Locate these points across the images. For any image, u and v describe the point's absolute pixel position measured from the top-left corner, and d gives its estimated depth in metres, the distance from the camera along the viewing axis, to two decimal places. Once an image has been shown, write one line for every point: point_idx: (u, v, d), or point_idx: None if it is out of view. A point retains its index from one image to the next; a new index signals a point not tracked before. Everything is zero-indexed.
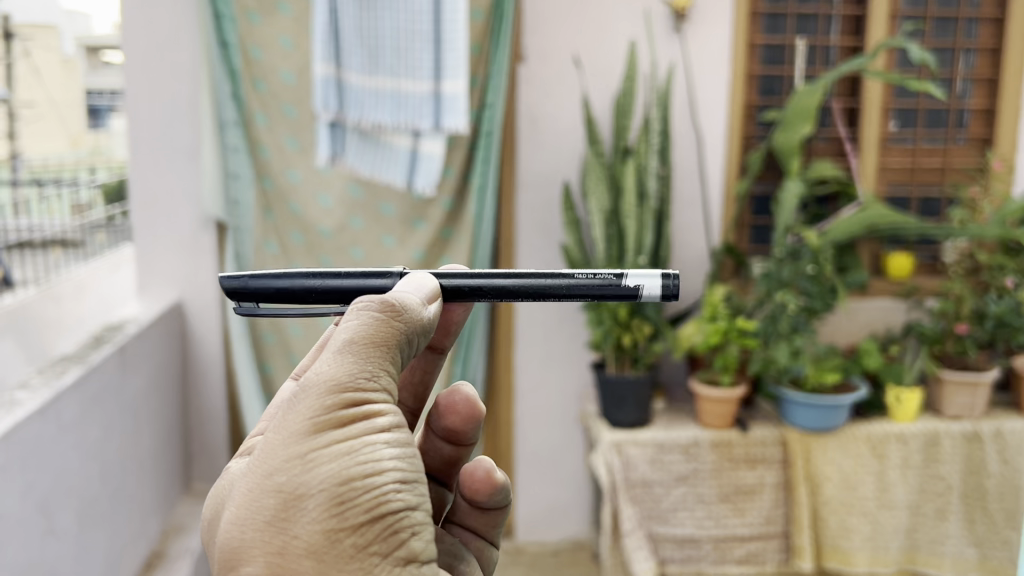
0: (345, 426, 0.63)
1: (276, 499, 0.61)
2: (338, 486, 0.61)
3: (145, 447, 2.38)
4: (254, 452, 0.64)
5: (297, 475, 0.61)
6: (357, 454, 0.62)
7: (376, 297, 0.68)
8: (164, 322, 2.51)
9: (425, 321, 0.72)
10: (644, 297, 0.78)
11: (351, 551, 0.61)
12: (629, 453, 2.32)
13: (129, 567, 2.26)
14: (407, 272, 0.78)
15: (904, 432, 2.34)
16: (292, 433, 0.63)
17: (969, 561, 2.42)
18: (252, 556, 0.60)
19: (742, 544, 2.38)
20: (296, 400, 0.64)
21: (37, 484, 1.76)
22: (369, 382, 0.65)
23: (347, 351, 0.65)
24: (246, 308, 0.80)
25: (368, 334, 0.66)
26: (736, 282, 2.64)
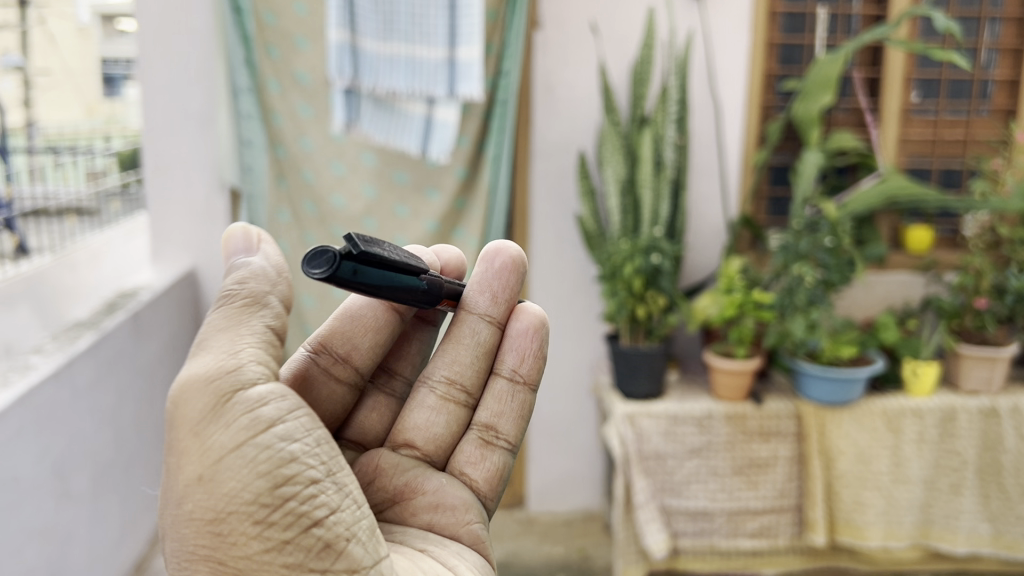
0: (238, 414, 0.70)
1: (199, 494, 0.70)
2: (262, 503, 0.69)
3: (159, 413, 2.38)
4: (167, 450, 0.72)
5: (212, 470, 0.69)
6: (284, 469, 0.70)
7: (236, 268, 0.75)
8: (178, 291, 2.51)
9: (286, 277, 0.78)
10: None
11: (280, 560, 0.70)
12: (642, 425, 2.32)
13: (144, 532, 2.28)
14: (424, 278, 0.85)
15: (920, 406, 2.31)
16: (222, 446, 0.70)
17: (983, 537, 2.41)
18: (192, 562, 0.71)
19: (755, 517, 2.37)
20: (184, 396, 0.71)
21: (51, 449, 1.77)
22: (252, 369, 0.72)
23: (220, 343, 0.72)
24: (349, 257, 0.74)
25: (232, 326, 0.73)
26: (752, 254, 2.62)
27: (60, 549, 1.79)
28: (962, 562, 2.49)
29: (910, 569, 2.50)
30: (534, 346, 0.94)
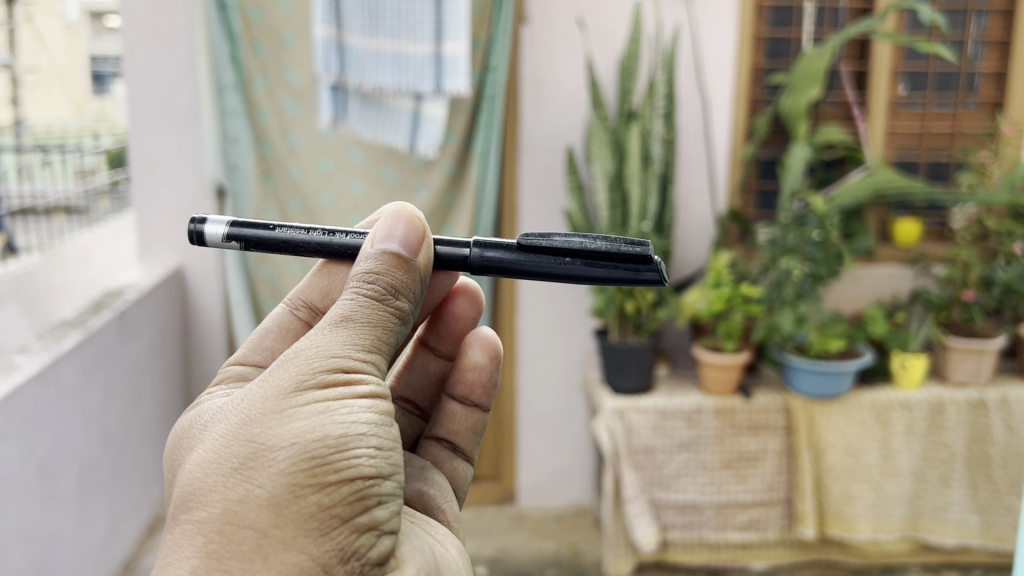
0: (324, 389, 0.69)
1: (246, 448, 0.66)
2: (309, 442, 0.66)
3: (147, 412, 2.37)
4: (234, 404, 0.70)
5: (271, 427, 0.67)
6: (334, 413, 0.68)
7: (379, 250, 0.75)
8: (165, 286, 2.50)
9: (418, 269, 0.77)
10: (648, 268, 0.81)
11: (314, 507, 0.65)
12: (631, 419, 2.31)
13: (131, 530, 2.27)
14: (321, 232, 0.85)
15: (909, 399, 2.32)
16: (277, 389, 0.69)
17: (972, 528, 2.41)
18: (211, 500, 0.65)
19: (745, 510, 2.37)
20: (284, 363, 0.70)
21: (37, 449, 1.76)
22: (358, 351, 0.72)
23: (344, 326, 0.72)
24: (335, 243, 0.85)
25: (366, 312, 0.73)
26: (741, 249, 2.62)
27: (45, 549, 1.78)
28: (952, 554, 2.50)
29: (900, 562, 2.50)
30: (483, 375, 1.00)
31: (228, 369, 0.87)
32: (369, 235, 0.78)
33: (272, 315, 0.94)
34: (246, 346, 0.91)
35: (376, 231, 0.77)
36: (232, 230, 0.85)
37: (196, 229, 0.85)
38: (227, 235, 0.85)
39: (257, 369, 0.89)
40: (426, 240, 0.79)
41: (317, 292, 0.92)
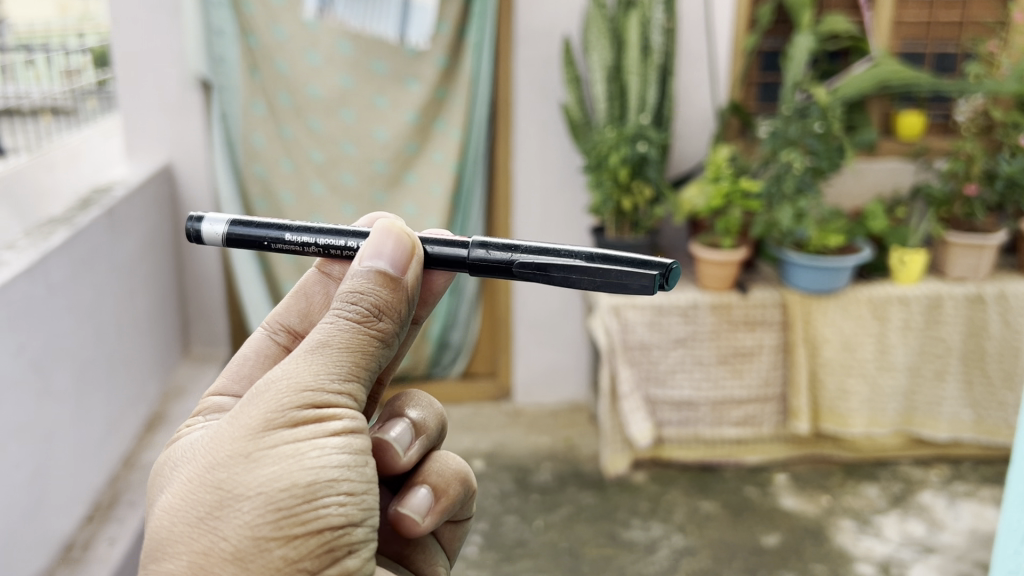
0: (295, 427, 0.61)
1: (212, 495, 0.60)
2: (276, 491, 0.59)
3: (141, 309, 2.36)
4: (204, 440, 0.63)
5: (238, 474, 0.60)
6: (304, 457, 0.60)
7: (367, 270, 0.66)
8: (154, 184, 2.46)
9: (407, 287, 0.68)
10: (656, 269, 0.69)
11: (279, 562, 0.59)
12: (627, 316, 2.30)
13: (128, 426, 2.28)
14: (309, 235, 0.75)
15: (907, 294, 2.30)
16: (244, 427, 0.61)
17: (965, 423, 2.44)
18: (177, 552, 0.59)
19: (739, 406, 2.39)
20: (255, 396, 0.63)
21: (29, 345, 1.75)
22: (334, 381, 0.63)
23: (321, 355, 0.64)
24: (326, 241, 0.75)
25: (346, 337, 0.64)
26: (741, 143, 2.56)
27: (44, 444, 1.79)
28: (943, 448, 2.52)
29: (892, 456, 2.52)
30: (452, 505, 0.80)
31: (206, 400, 0.76)
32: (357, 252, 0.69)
33: (250, 342, 0.82)
34: (223, 376, 0.80)
35: (365, 245, 0.68)
36: (229, 234, 0.76)
37: (193, 227, 0.77)
38: (225, 239, 0.76)
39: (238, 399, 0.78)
40: (417, 255, 0.70)
41: (296, 314, 0.83)
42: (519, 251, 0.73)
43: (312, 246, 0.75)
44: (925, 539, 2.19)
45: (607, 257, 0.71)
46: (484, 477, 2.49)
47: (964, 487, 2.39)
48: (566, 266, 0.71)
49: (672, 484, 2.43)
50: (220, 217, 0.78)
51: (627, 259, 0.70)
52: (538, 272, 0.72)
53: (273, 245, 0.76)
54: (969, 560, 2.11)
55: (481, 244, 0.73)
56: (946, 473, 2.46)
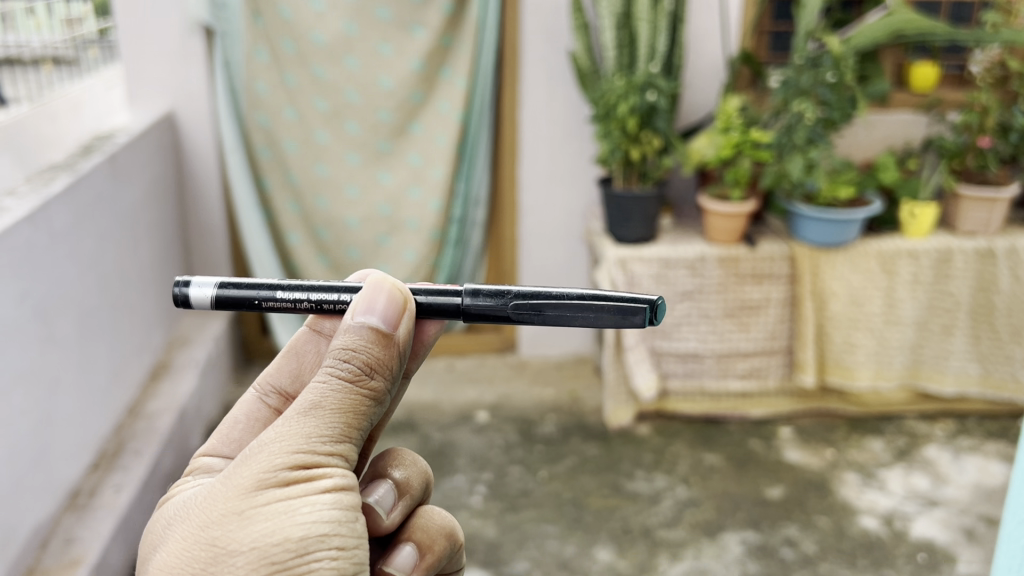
0: (286, 487, 0.61)
1: (207, 552, 0.60)
2: (268, 547, 0.59)
3: (144, 259, 2.35)
4: (200, 497, 0.64)
5: (231, 531, 0.60)
6: (295, 514, 0.60)
7: (358, 327, 0.65)
8: (156, 132, 2.43)
9: (400, 343, 0.67)
10: (646, 306, 0.71)
11: None
12: (634, 269, 2.28)
13: (133, 375, 2.28)
14: (300, 292, 0.74)
15: (916, 247, 2.28)
16: (237, 486, 0.62)
17: (972, 377, 2.43)
18: None
19: (745, 359, 2.39)
20: (248, 456, 0.63)
21: (32, 291, 1.73)
22: (326, 444, 0.63)
23: (313, 416, 0.63)
24: (320, 296, 0.74)
25: (338, 398, 0.64)
26: (751, 94, 2.52)
27: (48, 392, 1.79)
28: (949, 402, 2.51)
29: (898, 410, 2.52)
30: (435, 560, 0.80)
31: (197, 461, 0.77)
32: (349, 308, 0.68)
33: (241, 404, 0.81)
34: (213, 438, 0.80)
35: (356, 300, 0.67)
36: (219, 297, 0.74)
37: (180, 292, 0.74)
38: (214, 303, 0.74)
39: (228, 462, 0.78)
40: (410, 310, 0.69)
41: (287, 375, 0.82)
42: (512, 294, 0.73)
43: (306, 303, 0.74)
44: (929, 493, 2.19)
45: (598, 295, 0.72)
46: (489, 428, 2.50)
47: (969, 442, 2.39)
48: (559, 305, 0.72)
49: (676, 436, 2.43)
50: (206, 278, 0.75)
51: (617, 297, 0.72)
52: (533, 313, 0.72)
53: (263, 305, 0.74)
54: (972, 514, 2.11)
55: (473, 294, 0.73)
56: (951, 427, 2.46)
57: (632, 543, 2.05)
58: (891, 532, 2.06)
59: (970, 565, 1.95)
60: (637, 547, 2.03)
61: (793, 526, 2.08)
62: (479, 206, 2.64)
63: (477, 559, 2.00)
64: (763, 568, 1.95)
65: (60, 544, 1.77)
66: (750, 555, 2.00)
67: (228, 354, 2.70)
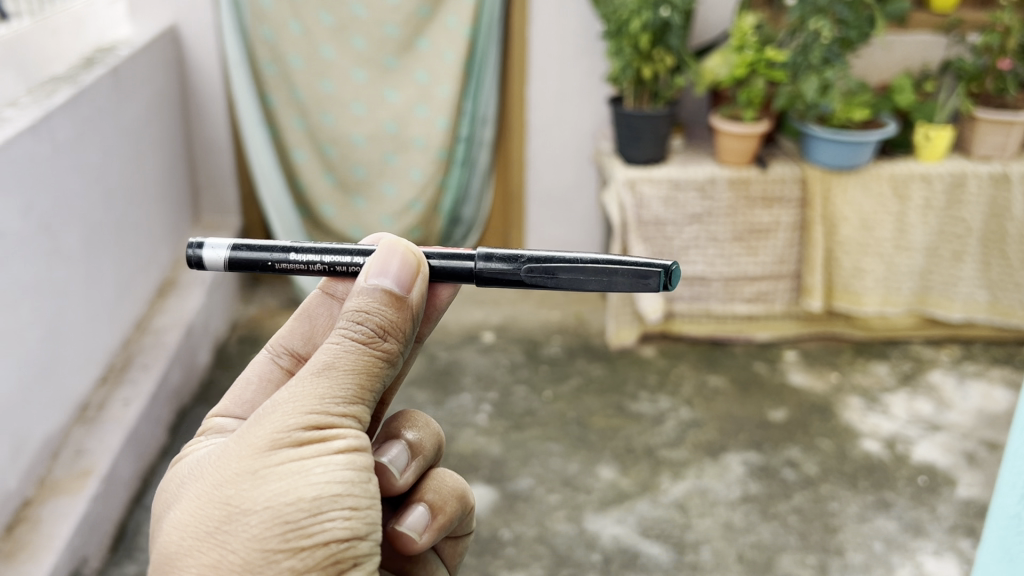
0: (300, 446, 0.58)
1: (220, 510, 0.58)
2: (282, 505, 0.57)
3: (150, 175, 2.33)
4: (212, 457, 0.61)
5: (244, 490, 0.58)
6: (310, 473, 0.58)
7: (370, 288, 0.63)
8: (159, 45, 2.39)
9: (413, 306, 0.65)
10: (658, 271, 0.69)
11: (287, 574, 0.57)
12: (642, 191, 2.26)
13: (141, 292, 2.29)
14: (315, 256, 0.72)
15: (929, 171, 2.25)
16: (249, 445, 0.59)
17: (980, 304, 2.41)
18: (188, 563, 0.58)
19: (752, 283, 2.38)
20: (261, 416, 0.60)
21: (36, 204, 1.72)
22: (338, 405, 0.60)
23: (327, 376, 0.61)
24: (334, 258, 0.72)
25: (351, 358, 0.61)
26: (767, 12, 2.46)
27: (55, 305, 1.80)
28: (956, 328, 2.51)
29: (904, 336, 2.51)
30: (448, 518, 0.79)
31: (209, 422, 0.73)
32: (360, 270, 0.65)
33: (252, 365, 0.78)
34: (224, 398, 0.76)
35: (369, 262, 0.64)
36: (233, 259, 0.72)
37: (193, 254, 0.73)
38: (228, 265, 0.73)
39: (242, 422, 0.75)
40: (423, 272, 0.67)
41: (299, 336, 0.78)
42: (525, 257, 0.71)
43: (319, 265, 0.72)
44: (932, 418, 2.20)
45: (611, 259, 0.71)
46: (494, 349, 2.50)
47: (974, 368, 2.39)
48: (573, 268, 0.71)
49: (680, 359, 2.43)
50: (220, 240, 0.73)
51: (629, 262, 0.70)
52: (546, 275, 0.71)
53: (277, 265, 0.72)
54: (974, 438, 2.12)
55: (486, 254, 0.71)
56: (956, 353, 2.46)
57: (635, 461, 2.07)
58: (892, 455, 2.07)
59: (969, 488, 1.97)
60: (640, 466, 2.05)
61: (795, 447, 2.10)
62: (486, 125, 2.59)
63: (482, 475, 2.02)
64: (764, 488, 1.98)
65: (70, 456, 1.81)
66: (751, 475, 2.02)
67: (236, 272, 2.70)
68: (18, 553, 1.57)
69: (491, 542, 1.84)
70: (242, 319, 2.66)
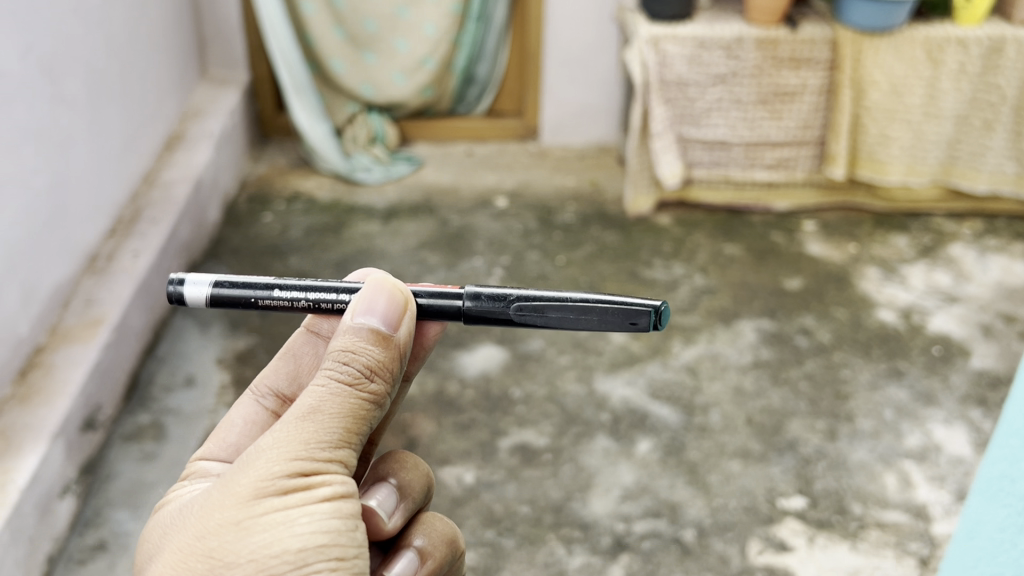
0: (284, 495, 0.59)
1: (203, 564, 0.59)
2: (267, 557, 0.58)
3: (155, 24, 2.25)
4: (195, 507, 0.62)
5: (228, 542, 0.58)
6: (294, 524, 0.58)
7: (357, 328, 0.64)
8: None
9: (399, 344, 0.66)
10: (642, 313, 0.72)
11: None
12: (666, 49, 2.18)
13: (148, 145, 2.24)
14: (296, 292, 0.74)
15: (967, 35, 2.15)
16: (234, 495, 0.59)
17: (1007, 178, 2.33)
18: None
19: (775, 150, 2.32)
20: (244, 465, 0.61)
21: (35, 44, 1.66)
22: (323, 451, 0.61)
23: (312, 420, 0.61)
24: (316, 295, 0.74)
25: (337, 402, 0.62)
26: None
27: (60, 151, 1.75)
28: (981, 201, 2.45)
29: (926, 208, 2.46)
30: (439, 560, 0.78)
31: (193, 465, 0.75)
32: (347, 308, 0.67)
33: (238, 408, 0.79)
34: (208, 441, 0.77)
35: (355, 301, 0.66)
36: (215, 295, 0.74)
37: (175, 291, 0.74)
38: (210, 301, 0.74)
39: (227, 466, 0.76)
40: (410, 310, 0.68)
41: (284, 376, 0.81)
42: (514, 297, 0.74)
43: (302, 301, 0.74)
44: (950, 290, 2.17)
45: (598, 296, 0.73)
46: (508, 214, 2.46)
47: (995, 242, 2.35)
48: (561, 307, 0.73)
49: (697, 227, 2.39)
50: (201, 277, 0.75)
51: (615, 303, 0.73)
52: (535, 313, 0.73)
53: (261, 301, 0.75)
54: (992, 311, 2.10)
55: (476, 292, 0.74)
56: (979, 227, 2.41)
57: None
58: (908, 326, 2.05)
59: (984, 359, 1.96)
60: (652, 332, 2.04)
61: (810, 316, 2.08)
62: None
63: (494, 336, 2.02)
64: (776, 354, 1.97)
65: (81, 304, 1.80)
66: (764, 342, 2.00)
67: (245, 130, 2.64)
68: (32, 398, 1.58)
69: (502, 400, 1.85)
70: (250, 178, 2.61)
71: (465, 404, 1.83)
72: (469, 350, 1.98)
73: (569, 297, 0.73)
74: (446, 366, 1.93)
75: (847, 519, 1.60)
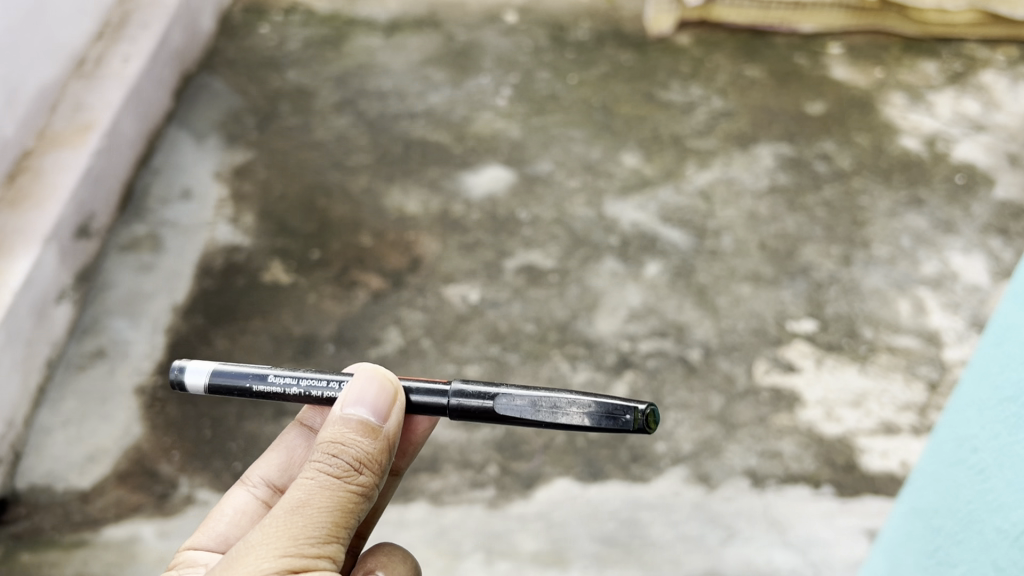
0: None
1: None
2: None
3: None
4: None
5: None
6: None
7: (347, 421, 0.70)
8: None
9: (387, 435, 0.72)
10: (624, 415, 0.73)
11: None
12: None
13: None
14: (288, 382, 0.80)
15: None
16: None
17: None
18: None
19: None
20: (232, 564, 0.63)
21: None
22: (313, 546, 0.64)
23: (301, 515, 0.65)
24: (308, 384, 0.79)
25: (327, 495, 0.66)
26: None
27: None
28: (1016, 28, 2.34)
29: (959, 33, 2.34)
30: None
31: (181, 556, 0.80)
32: (337, 400, 0.73)
33: (231, 499, 0.86)
34: (201, 533, 0.84)
35: (346, 394, 0.72)
36: (211, 383, 0.80)
37: (177, 378, 0.80)
38: (208, 388, 0.80)
39: (215, 553, 0.82)
40: (398, 400, 0.74)
41: (275, 469, 0.89)
42: (496, 394, 0.76)
43: (294, 390, 0.79)
44: (978, 118, 2.08)
45: (580, 397, 0.75)
46: (517, 31, 2.34)
47: None
48: (545, 403, 0.75)
49: (716, 48, 2.27)
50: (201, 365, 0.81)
51: (598, 403, 0.74)
52: (518, 412, 0.76)
53: (256, 388, 0.80)
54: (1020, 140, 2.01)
55: (463, 391, 0.77)
56: (1013, 54, 2.29)
57: (661, 148, 1.98)
58: (931, 153, 1.97)
59: (1008, 189, 1.89)
60: (665, 153, 1.96)
61: (830, 140, 2.00)
62: None
63: (501, 156, 1.95)
64: (794, 179, 1.90)
65: (69, 108, 1.72)
66: (781, 167, 1.93)
67: None
68: (22, 201, 1.52)
69: (509, 221, 1.79)
70: None
71: (471, 224, 1.78)
72: (475, 170, 1.91)
73: (550, 395, 0.75)
74: (451, 186, 1.87)
75: (857, 342, 1.57)
